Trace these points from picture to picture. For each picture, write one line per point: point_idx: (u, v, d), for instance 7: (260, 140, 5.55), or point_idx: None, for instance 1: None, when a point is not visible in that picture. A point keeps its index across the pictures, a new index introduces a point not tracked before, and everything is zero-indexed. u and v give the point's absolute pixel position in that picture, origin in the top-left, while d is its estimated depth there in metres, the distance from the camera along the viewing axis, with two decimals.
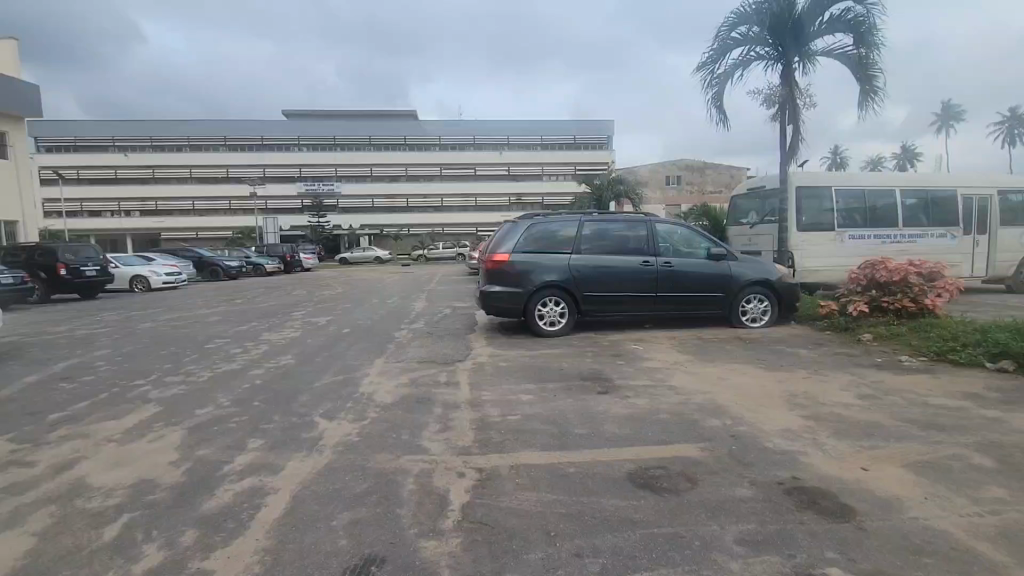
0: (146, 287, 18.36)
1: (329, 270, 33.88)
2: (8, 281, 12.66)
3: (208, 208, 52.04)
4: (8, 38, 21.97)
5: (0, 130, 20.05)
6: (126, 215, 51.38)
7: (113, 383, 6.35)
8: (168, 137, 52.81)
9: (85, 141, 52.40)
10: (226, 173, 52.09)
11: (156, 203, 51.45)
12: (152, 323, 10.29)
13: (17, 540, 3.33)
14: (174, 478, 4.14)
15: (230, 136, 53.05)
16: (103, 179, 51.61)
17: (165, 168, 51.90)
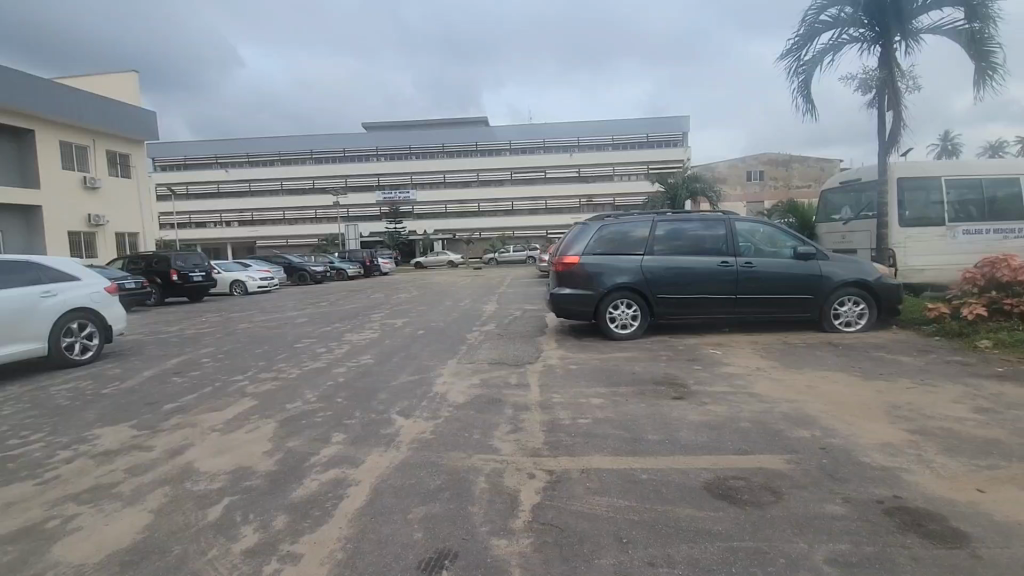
0: (243, 291, 20.05)
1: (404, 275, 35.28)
2: (131, 285, 14.28)
3: (297, 217, 55.91)
4: (128, 70, 24.74)
5: (125, 153, 22.72)
6: (226, 226, 56.29)
7: (217, 378, 6.98)
8: (262, 153, 57.36)
9: (192, 160, 57.75)
10: (312, 185, 55.82)
11: (252, 214, 55.98)
12: (248, 325, 11.22)
13: (137, 516, 3.75)
14: (268, 466, 4.49)
15: (316, 151, 56.83)
16: (208, 193, 56.76)
17: (260, 182, 56.24)
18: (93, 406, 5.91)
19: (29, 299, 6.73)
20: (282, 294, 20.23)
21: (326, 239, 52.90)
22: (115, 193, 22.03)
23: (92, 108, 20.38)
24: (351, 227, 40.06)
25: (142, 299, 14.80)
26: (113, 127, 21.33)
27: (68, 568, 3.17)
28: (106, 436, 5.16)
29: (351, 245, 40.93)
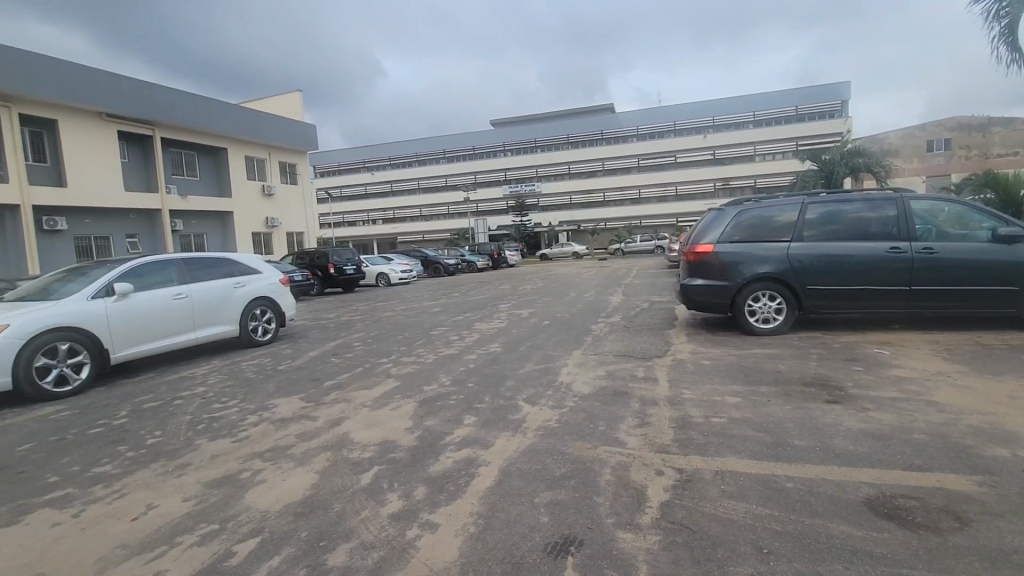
0: (387, 282, 22.08)
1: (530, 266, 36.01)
2: (299, 277, 16.57)
3: (432, 213, 59.88)
4: (293, 90, 28.44)
5: (292, 162, 26.18)
6: (373, 223, 62.27)
7: (367, 360, 7.82)
8: (402, 155, 62.33)
9: (345, 165, 64.60)
10: (446, 181, 59.32)
11: (394, 212, 61.17)
12: (391, 313, 12.35)
13: (307, 474, 4.38)
14: (409, 441, 4.94)
15: (448, 149, 60.24)
16: (357, 194, 63.17)
17: (400, 181, 61.11)
18: (273, 379, 6.98)
19: (225, 290, 8.13)
20: (420, 284, 21.89)
21: (458, 233, 55.56)
22: (286, 197, 25.59)
23: (267, 125, 23.81)
24: (480, 223, 41.38)
25: (307, 290, 17.03)
26: (283, 141, 24.72)
27: (256, 512, 3.81)
28: (282, 406, 6.07)
29: (480, 239, 42.73)
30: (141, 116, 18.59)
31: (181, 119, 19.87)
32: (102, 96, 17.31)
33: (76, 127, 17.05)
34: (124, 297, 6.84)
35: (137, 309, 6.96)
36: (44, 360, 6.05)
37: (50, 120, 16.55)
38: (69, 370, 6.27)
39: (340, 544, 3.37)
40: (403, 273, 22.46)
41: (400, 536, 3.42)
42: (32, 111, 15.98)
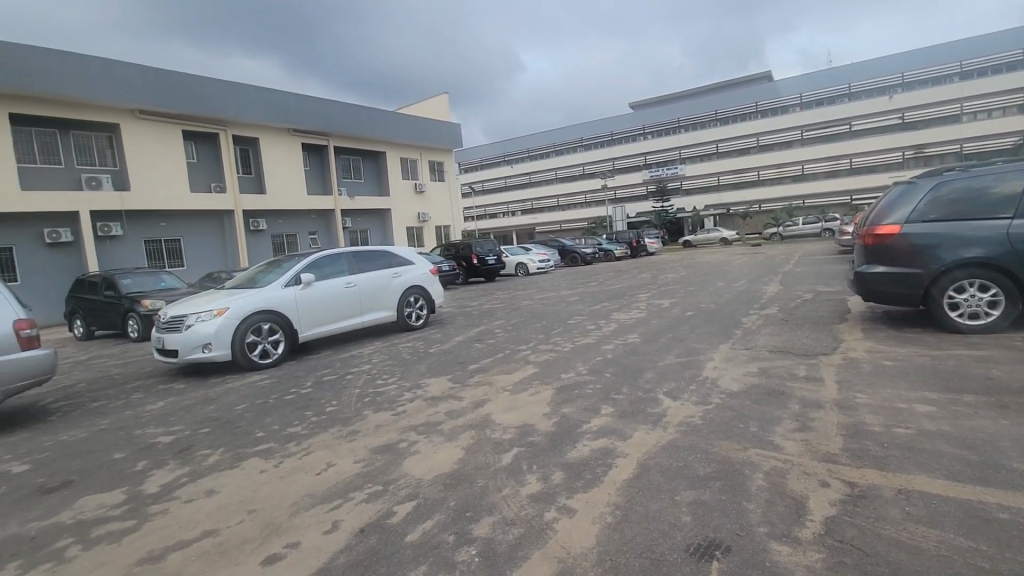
0: (525, 271, 22.72)
1: (672, 253, 34.28)
2: (446, 268, 17.96)
3: (569, 202, 59.73)
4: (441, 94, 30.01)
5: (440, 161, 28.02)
6: (513, 215, 64.34)
7: (507, 346, 8.15)
8: (540, 147, 63.27)
9: (487, 160, 67.51)
10: (584, 170, 58.83)
11: (533, 203, 62.44)
12: (529, 302, 12.69)
13: (455, 450, 4.73)
14: (547, 427, 5.05)
15: (586, 137, 59.62)
16: (499, 187, 65.71)
17: (539, 173, 62.04)
18: (425, 361, 7.64)
19: (385, 279, 9.09)
20: (557, 274, 22.14)
21: (596, 221, 54.81)
22: (435, 193, 27.56)
23: (420, 127, 25.83)
24: (617, 210, 40.49)
25: (453, 279, 18.34)
26: (432, 141, 26.61)
27: (412, 479, 4.23)
28: (433, 385, 6.62)
29: (617, 227, 41.18)
30: (319, 129, 21.42)
31: (349, 128, 22.44)
32: (292, 114, 20.32)
33: (272, 142, 20.33)
34: (308, 285, 8.01)
35: (317, 296, 8.09)
36: (251, 337, 7.34)
37: (254, 138, 19.93)
38: (269, 346, 7.54)
39: (484, 517, 3.58)
40: (541, 263, 22.90)
41: (539, 516, 3.53)
42: (241, 132, 19.42)
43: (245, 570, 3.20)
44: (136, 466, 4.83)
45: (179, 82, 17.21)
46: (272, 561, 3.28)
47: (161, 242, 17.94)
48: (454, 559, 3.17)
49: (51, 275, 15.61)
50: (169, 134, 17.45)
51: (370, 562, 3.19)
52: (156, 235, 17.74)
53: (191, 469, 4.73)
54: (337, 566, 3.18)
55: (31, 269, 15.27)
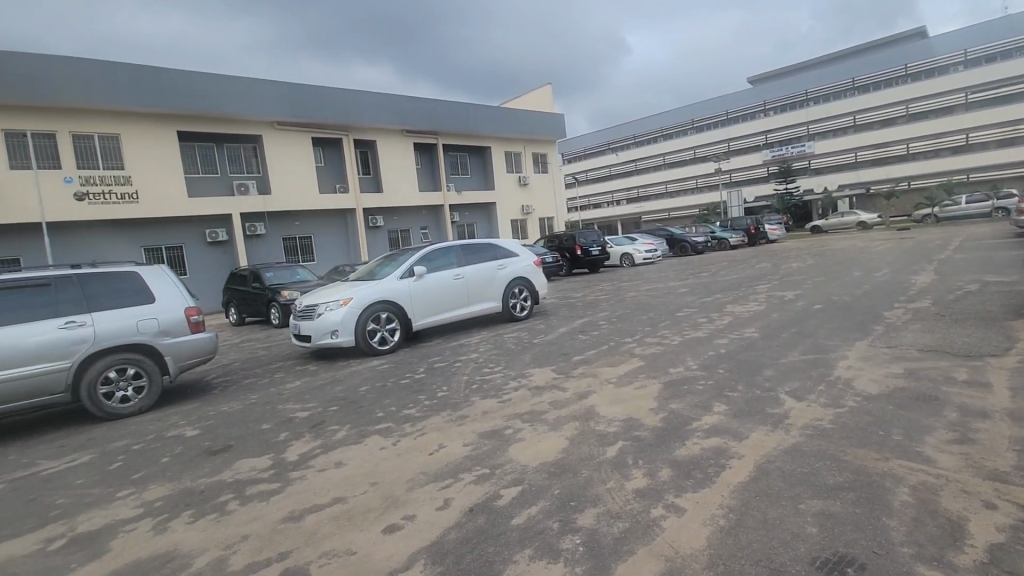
0: (630, 263, 21.98)
1: (797, 240, 31.22)
2: (550, 260, 18.11)
3: (679, 188, 56.69)
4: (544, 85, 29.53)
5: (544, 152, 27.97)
6: (618, 204, 62.64)
7: (612, 339, 7.99)
8: (646, 132, 60.73)
9: (591, 150, 66.52)
10: (695, 154, 55.43)
11: (639, 191, 60.26)
12: (635, 293, 12.30)
13: (559, 439, 4.76)
14: (654, 422, 4.89)
15: (697, 118, 55.98)
16: (604, 176, 64.28)
17: (646, 159, 59.60)
18: (529, 351, 7.75)
19: (491, 271, 9.35)
20: (666, 264, 21.19)
21: (709, 207, 51.46)
22: (538, 185, 27.65)
23: (523, 119, 25.98)
24: (733, 192, 37.02)
25: (556, 270, 18.41)
26: (537, 132, 26.65)
27: (518, 465, 4.32)
28: (537, 375, 6.70)
29: (734, 214, 37.12)
30: (430, 128, 22.45)
31: (457, 125, 23.23)
32: (406, 116, 21.52)
33: (387, 143, 21.73)
34: (420, 277, 8.49)
35: (429, 287, 8.55)
36: (372, 325, 7.96)
37: (372, 140, 21.44)
38: (387, 334, 8.12)
39: (588, 507, 3.56)
40: (648, 253, 22.05)
41: (645, 512, 3.43)
42: (362, 136, 20.98)
43: (367, 536, 3.50)
44: (279, 436, 5.49)
45: (311, 95, 18.99)
46: (390, 530, 3.55)
47: (297, 238, 20.09)
48: (559, 546, 3.19)
49: (213, 269, 18.21)
50: (301, 141, 19.37)
51: (478, 540, 3.33)
52: (292, 232, 19.91)
53: (322, 441, 5.27)
54: (448, 541, 3.36)
55: (198, 263, 17.94)
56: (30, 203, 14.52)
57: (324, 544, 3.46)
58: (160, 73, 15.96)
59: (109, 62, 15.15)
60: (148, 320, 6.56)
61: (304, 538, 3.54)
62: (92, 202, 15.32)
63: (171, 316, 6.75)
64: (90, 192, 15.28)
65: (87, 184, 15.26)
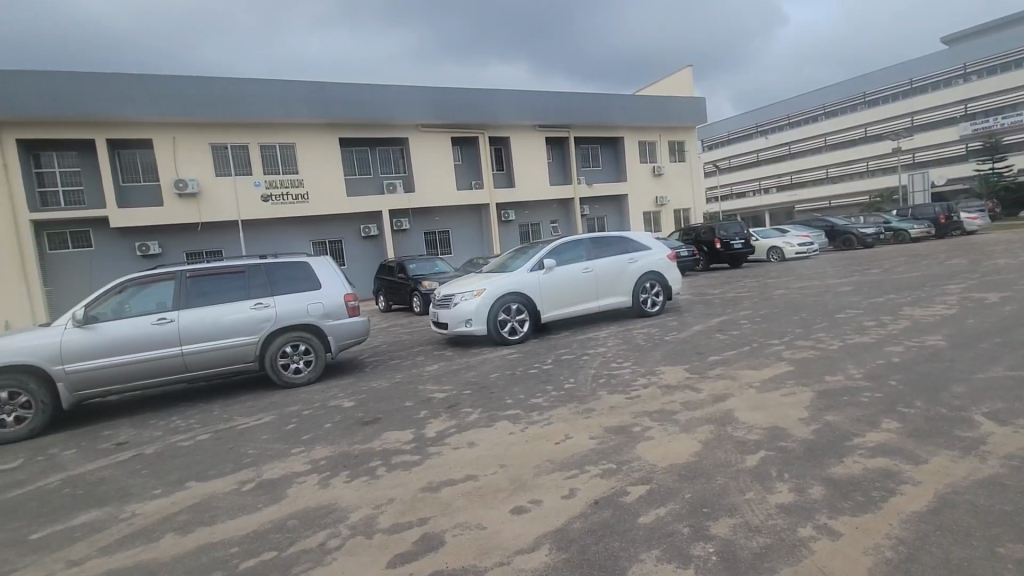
0: (780, 257, 19.90)
1: (1006, 230, 25.55)
2: (686, 254, 17.12)
3: (843, 171, 49.69)
4: (687, 68, 27.15)
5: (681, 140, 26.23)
6: (766, 192, 56.81)
7: (755, 340, 7.31)
8: (803, 112, 54.88)
9: (736, 133, 61.31)
10: (865, 132, 47.86)
11: (793, 177, 53.96)
12: (785, 291, 11.08)
13: (691, 442, 4.50)
14: (805, 433, 4.38)
15: (870, 92, 49.49)
16: (750, 163, 58.73)
17: (802, 141, 53.12)
18: (660, 349, 7.42)
19: (621, 265, 9.13)
20: (824, 259, 18.77)
21: (882, 193, 44.33)
22: (674, 174, 26.13)
23: (660, 106, 24.64)
24: (919, 174, 30.84)
25: (692, 265, 17.35)
26: (676, 119, 25.12)
27: (646, 463, 4.18)
28: (668, 373, 6.39)
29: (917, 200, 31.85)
30: (563, 122, 22.39)
31: (590, 117, 22.86)
32: (540, 112, 21.74)
33: (520, 138, 22.16)
34: (550, 269, 8.57)
35: (558, 280, 8.60)
36: (503, 315, 8.24)
37: (506, 137, 22.03)
38: (517, 324, 8.36)
39: (723, 517, 3.32)
40: (801, 247, 19.72)
41: (792, 530, 3.10)
42: (497, 133, 21.65)
43: (496, 514, 3.65)
44: (419, 414, 5.97)
45: (452, 97, 20.03)
46: (517, 512, 3.67)
47: (437, 233, 21.55)
48: (689, 552, 3.02)
49: (366, 260, 20.32)
50: (442, 141, 20.65)
51: (604, 533, 3.29)
52: (433, 227, 21.39)
53: (456, 422, 5.60)
54: (573, 529, 3.37)
55: (354, 255, 20.14)
56: (231, 204, 17.50)
57: (457, 516, 3.69)
58: (327, 88, 18.04)
59: (289, 81, 17.52)
60: (316, 304, 7.53)
61: (439, 508, 3.81)
62: (275, 203, 18.02)
63: (334, 301, 7.68)
64: (273, 194, 17.97)
65: (271, 187, 17.96)
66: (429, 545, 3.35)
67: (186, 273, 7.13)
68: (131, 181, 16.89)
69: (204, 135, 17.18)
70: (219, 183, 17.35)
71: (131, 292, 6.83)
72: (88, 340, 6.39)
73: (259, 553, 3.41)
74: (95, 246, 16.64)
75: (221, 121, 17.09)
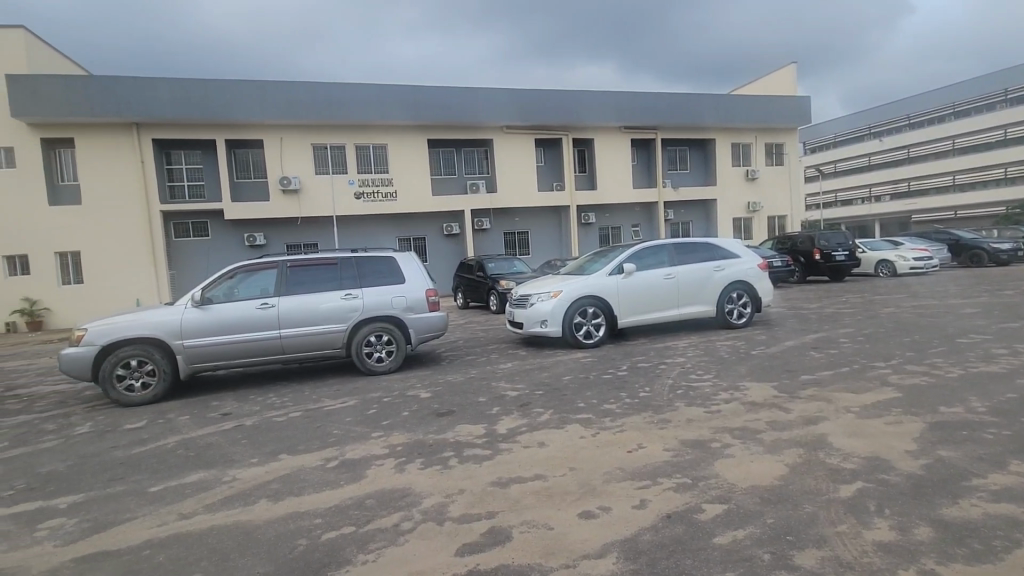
0: (890, 271, 17.98)
1: None
2: (779, 263, 15.99)
3: (973, 178, 44.01)
4: (790, 64, 25.26)
5: (780, 142, 24.50)
6: (877, 200, 51.70)
7: (856, 361, 6.67)
8: (927, 111, 49.24)
9: (845, 135, 56.31)
10: (1004, 134, 42.15)
11: (910, 183, 48.62)
12: (894, 310, 10.01)
13: (776, 464, 4.20)
14: (911, 467, 3.94)
15: (1011, 88, 43.58)
16: (858, 167, 53.65)
17: (923, 143, 47.67)
18: (746, 363, 7.00)
19: (706, 272, 8.71)
20: (945, 276, 16.74)
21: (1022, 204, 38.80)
22: (770, 179, 24.48)
23: (757, 106, 23.14)
24: None
25: (786, 276, 16.18)
26: (775, 119, 23.45)
27: (725, 482, 3.96)
28: (754, 390, 6.01)
29: None
30: (650, 124, 21.68)
31: (680, 118, 21.95)
32: (626, 113, 21.22)
33: (605, 140, 21.75)
34: (629, 274, 8.36)
35: (639, 285, 8.37)
36: (578, 318, 8.16)
37: (590, 139, 21.73)
38: (592, 328, 8.24)
39: (810, 547, 3.07)
40: (917, 261, 17.74)
41: (890, 572, 2.81)
42: (581, 135, 21.40)
43: (564, 516, 3.63)
44: (491, 410, 6.07)
45: (538, 99, 20.09)
46: (585, 516, 3.62)
47: (516, 233, 21.75)
48: None
49: (447, 257, 20.99)
50: (527, 142, 20.78)
51: (675, 548, 3.16)
52: (512, 228, 21.64)
53: (527, 421, 5.63)
54: (643, 541, 3.27)
55: (436, 252, 20.86)
56: (327, 201, 18.74)
57: (525, 513, 3.71)
58: (421, 91, 18.78)
59: (384, 84, 18.41)
60: (399, 297, 7.90)
61: (508, 504, 3.85)
62: (366, 200, 19.05)
63: (416, 295, 8.01)
64: (365, 192, 19.02)
65: (363, 185, 19.00)
66: (496, 539, 3.39)
67: (287, 263, 7.73)
68: (244, 178, 18.63)
69: (307, 136, 18.52)
70: (318, 181, 18.64)
71: (240, 278, 7.51)
72: (203, 320, 7.11)
73: (339, 527, 3.64)
74: (211, 236, 18.54)
75: (321, 124, 18.34)
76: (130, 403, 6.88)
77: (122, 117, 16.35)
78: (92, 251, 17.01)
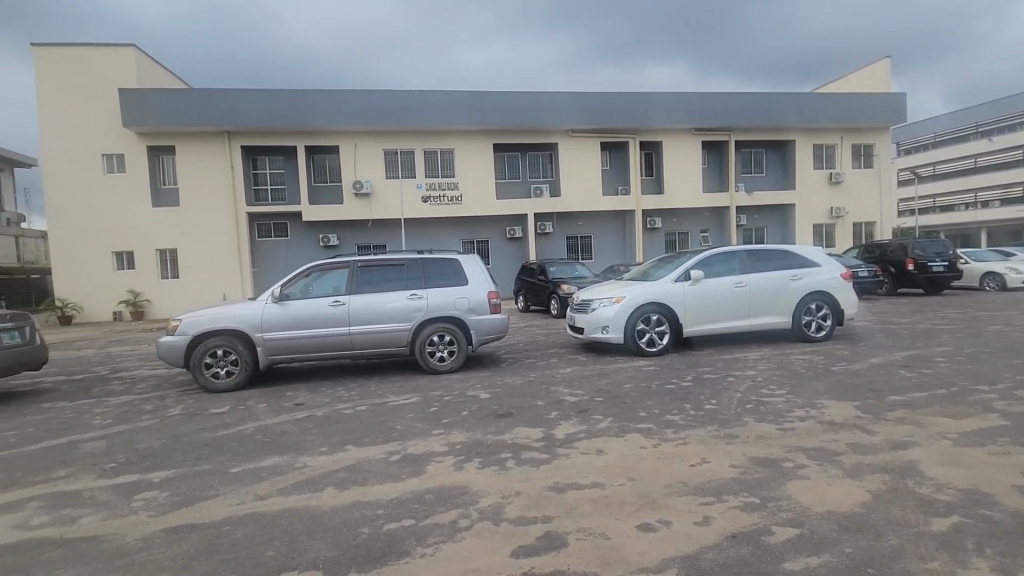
0: (999, 285, 16.20)
1: None
2: (865, 274, 14.80)
3: None
4: (884, 59, 23.36)
5: (869, 143, 22.72)
6: (983, 206, 46.72)
7: (954, 383, 6.04)
8: None
9: (946, 134, 51.31)
10: None
11: None
12: (1003, 328, 8.98)
13: (857, 490, 3.87)
14: (1020, 504, 3.50)
15: None
16: (962, 169, 48.73)
17: None
18: (824, 379, 6.53)
19: (782, 282, 8.22)
20: None
21: None
22: (857, 182, 22.74)
23: (844, 105, 21.58)
24: None
25: (873, 288, 14.96)
26: (864, 119, 21.78)
27: (797, 504, 3.71)
28: (832, 409, 5.60)
29: None
30: (723, 125, 20.79)
31: (756, 119, 20.90)
32: (697, 115, 20.48)
33: (674, 143, 21.10)
34: (697, 281, 8.05)
35: (707, 293, 8.03)
36: (642, 325, 7.96)
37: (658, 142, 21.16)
38: (656, 336, 8.00)
39: None
40: None
41: None
42: (649, 138, 20.89)
43: (622, 527, 3.54)
44: (550, 414, 6.04)
45: (605, 103, 19.81)
46: (644, 528, 3.51)
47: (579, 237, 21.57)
48: None
49: (510, 261, 21.16)
50: (592, 145, 20.54)
51: (740, 570, 2.99)
52: (575, 232, 21.48)
53: (586, 427, 5.55)
54: (705, 559, 3.12)
55: (499, 255, 21.08)
56: (396, 205, 19.44)
57: (581, 521, 3.65)
58: (488, 97, 19.07)
59: (452, 90, 18.83)
60: (462, 299, 8.04)
61: (564, 510, 3.81)
62: (433, 203, 19.57)
63: (477, 297, 8.12)
64: (432, 196, 19.53)
65: (431, 189, 19.53)
66: (551, 544, 3.36)
67: (357, 263, 8.07)
68: (322, 183, 19.73)
69: (379, 143, 19.30)
70: (388, 185, 19.37)
71: (314, 277, 7.92)
72: (281, 315, 7.57)
73: (399, 519, 3.74)
74: (291, 236, 19.74)
75: (393, 130, 19.05)
76: (216, 389, 7.45)
77: (215, 126, 17.79)
78: (186, 250, 18.61)
